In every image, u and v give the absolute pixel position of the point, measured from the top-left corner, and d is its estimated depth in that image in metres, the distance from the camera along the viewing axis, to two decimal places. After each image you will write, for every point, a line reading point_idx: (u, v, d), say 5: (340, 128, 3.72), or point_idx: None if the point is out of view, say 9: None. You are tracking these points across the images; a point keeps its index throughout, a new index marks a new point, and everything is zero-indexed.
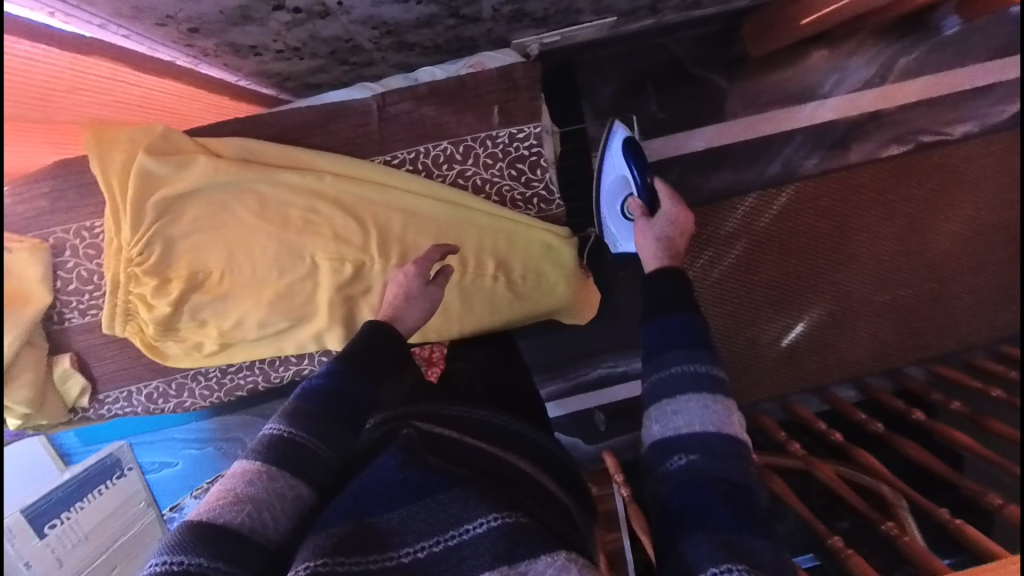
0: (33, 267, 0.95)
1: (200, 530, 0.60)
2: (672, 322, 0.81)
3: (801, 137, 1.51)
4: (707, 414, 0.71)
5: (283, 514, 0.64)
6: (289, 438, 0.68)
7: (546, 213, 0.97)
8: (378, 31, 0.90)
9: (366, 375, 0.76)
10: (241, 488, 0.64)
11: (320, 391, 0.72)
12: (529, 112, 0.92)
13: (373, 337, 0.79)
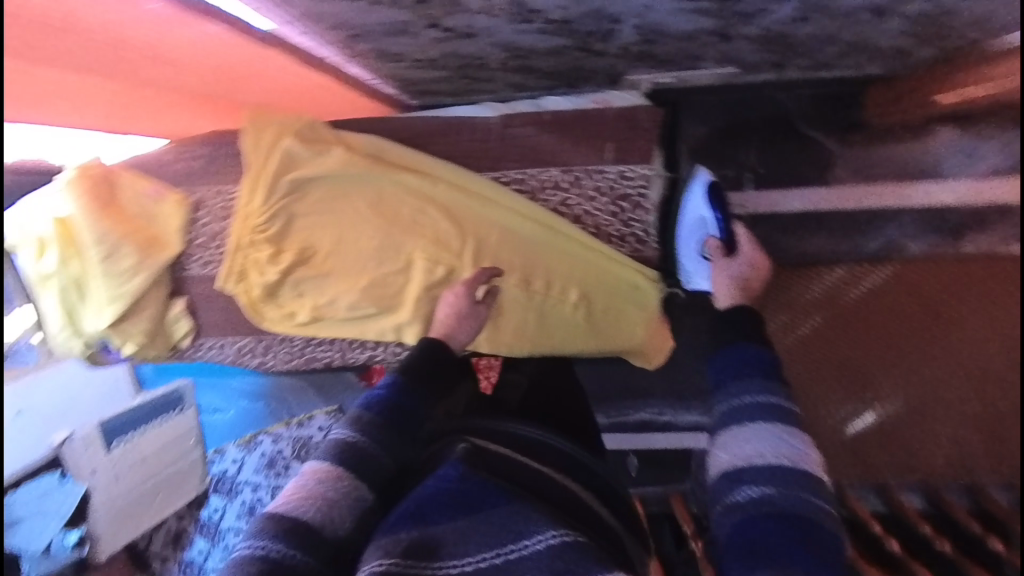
0: (177, 215, 0.87)
1: (277, 526, 0.66)
2: (745, 356, 0.80)
3: (907, 217, 1.38)
4: (781, 447, 0.69)
5: (346, 510, 0.69)
6: (357, 445, 0.73)
7: (640, 253, 0.89)
8: (512, 53, 0.94)
9: (421, 389, 0.81)
10: (309, 488, 0.70)
11: (386, 404, 0.78)
12: (647, 151, 0.83)
13: (432, 357, 0.83)
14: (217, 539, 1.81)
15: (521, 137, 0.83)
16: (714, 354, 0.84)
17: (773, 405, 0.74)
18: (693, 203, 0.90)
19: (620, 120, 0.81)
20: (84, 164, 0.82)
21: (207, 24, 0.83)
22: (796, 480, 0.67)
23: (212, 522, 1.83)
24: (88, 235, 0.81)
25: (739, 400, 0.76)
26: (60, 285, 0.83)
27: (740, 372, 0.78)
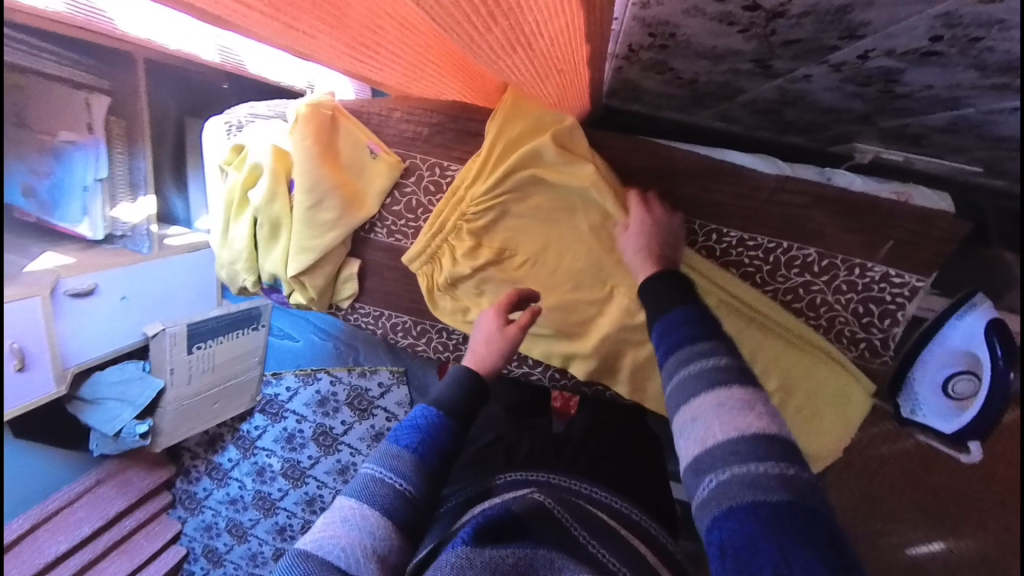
0: (385, 178, 0.80)
1: (320, 568, 0.55)
2: (673, 318, 0.57)
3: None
4: (725, 412, 0.47)
5: (382, 560, 0.57)
6: (397, 490, 0.61)
7: (863, 363, 0.78)
8: (783, 99, 0.82)
9: (456, 419, 0.69)
10: (346, 529, 0.58)
11: (426, 439, 0.66)
12: (927, 262, 0.71)
13: (469, 385, 0.71)
14: (248, 454, 1.87)
15: (789, 206, 0.72)
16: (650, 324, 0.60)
17: (722, 367, 0.51)
18: (951, 332, 0.72)
19: (915, 221, 0.70)
20: (316, 103, 0.75)
21: (546, 33, 0.53)
22: (760, 459, 0.44)
23: (249, 437, 1.89)
24: (303, 178, 0.74)
25: (683, 362, 0.53)
26: (258, 219, 0.78)
27: (676, 328, 0.56)
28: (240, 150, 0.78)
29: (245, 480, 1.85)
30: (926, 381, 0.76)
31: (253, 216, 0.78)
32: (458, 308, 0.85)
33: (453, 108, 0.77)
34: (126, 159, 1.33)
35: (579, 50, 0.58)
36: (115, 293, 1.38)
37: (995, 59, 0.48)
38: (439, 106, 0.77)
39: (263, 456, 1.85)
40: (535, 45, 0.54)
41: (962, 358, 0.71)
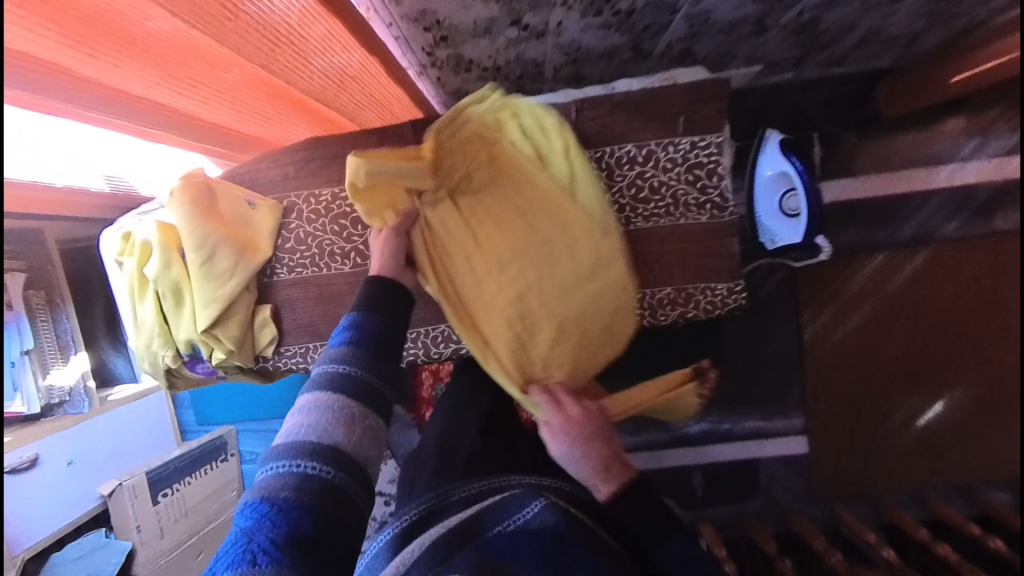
0: (269, 221, 0.90)
1: (300, 452, 0.61)
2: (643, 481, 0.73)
3: (937, 200, 1.44)
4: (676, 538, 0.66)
5: (354, 442, 0.64)
6: (348, 378, 0.68)
7: (717, 220, 0.88)
8: (570, 58, 1.02)
9: (394, 319, 0.77)
10: (314, 413, 0.65)
11: (364, 336, 0.72)
12: (716, 122, 0.86)
13: (385, 287, 0.79)
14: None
15: (594, 120, 0.88)
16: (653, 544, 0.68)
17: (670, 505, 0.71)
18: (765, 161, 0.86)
19: (691, 92, 0.86)
20: (186, 176, 0.85)
21: None
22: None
23: None
24: (191, 238, 0.83)
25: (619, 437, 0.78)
26: (160, 291, 0.84)
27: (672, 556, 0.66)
28: (128, 238, 0.85)
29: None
30: (769, 213, 0.86)
31: (155, 291, 0.85)
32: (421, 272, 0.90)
33: (308, 143, 0.90)
34: (52, 324, 1.37)
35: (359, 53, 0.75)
36: (60, 459, 1.33)
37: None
38: (295, 148, 0.91)
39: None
40: (306, 51, 0.70)
41: (782, 180, 0.84)
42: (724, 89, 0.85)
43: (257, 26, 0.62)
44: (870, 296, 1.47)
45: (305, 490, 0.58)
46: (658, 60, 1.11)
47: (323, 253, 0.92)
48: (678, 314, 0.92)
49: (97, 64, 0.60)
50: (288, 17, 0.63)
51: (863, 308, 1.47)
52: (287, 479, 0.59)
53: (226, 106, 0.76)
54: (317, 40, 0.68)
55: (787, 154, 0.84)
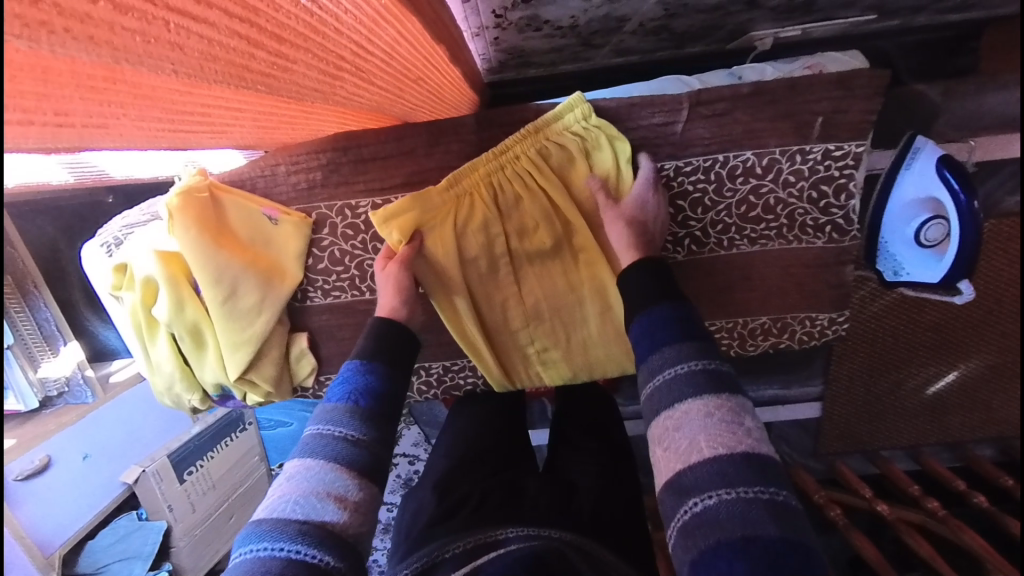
0: (296, 240, 0.72)
1: (284, 532, 0.47)
2: (655, 317, 0.57)
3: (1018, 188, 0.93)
4: (711, 427, 0.47)
5: (350, 521, 0.50)
6: (346, 438, 0.55)
7: (835, 245, 0.76)
8: (666, 11, 0.78)
9: (399, 369, 0.63)
10: (306, 480, 0.51)
11: (363, 388, 0.59)
12: (861, 126, 0.69)
13: (388, 329, 0.65)
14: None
15: (711, 117, 0.69)
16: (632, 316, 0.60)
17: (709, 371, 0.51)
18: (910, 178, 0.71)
19: (837, 84, 0.67)
20: (186, 190, 0.65)
21: None
22: (734, 475, 0.44)
23: None
24: (206, 275, 0.66)
25: (663, 367, 0.54)
26: (176, 334, 0.69)
27: (658, 320, 0.57)
28: (124, 270, 0.68)
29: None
30: (897, 238, 0.74)
31: (169, 332, 0.70)
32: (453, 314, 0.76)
33: (337, 138, 0.69)
34: (28, 313, 1.17)
35: (430, 46, 0.51)
36: (75, 455, 1.27)
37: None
38: (321, 143, 0.70)
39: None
40: (377, 70, 0.46)
41: (924, 204, 0.70)
42: (880, 83, 0.66)
43: (314, 63, 0.39)
44: None
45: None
46: (764, 9, 0.88)
47: (365, 275, 0.77)
48: (769, 344, 0.83)
49: (77, 126, 0.39)
50: (356, 38, 0.39)
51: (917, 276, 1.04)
52: (267, 566, 0.44)
53: (248, 130, 0.54)
54: (385, 52, 0.44)
55: (941, 173, 0.68)
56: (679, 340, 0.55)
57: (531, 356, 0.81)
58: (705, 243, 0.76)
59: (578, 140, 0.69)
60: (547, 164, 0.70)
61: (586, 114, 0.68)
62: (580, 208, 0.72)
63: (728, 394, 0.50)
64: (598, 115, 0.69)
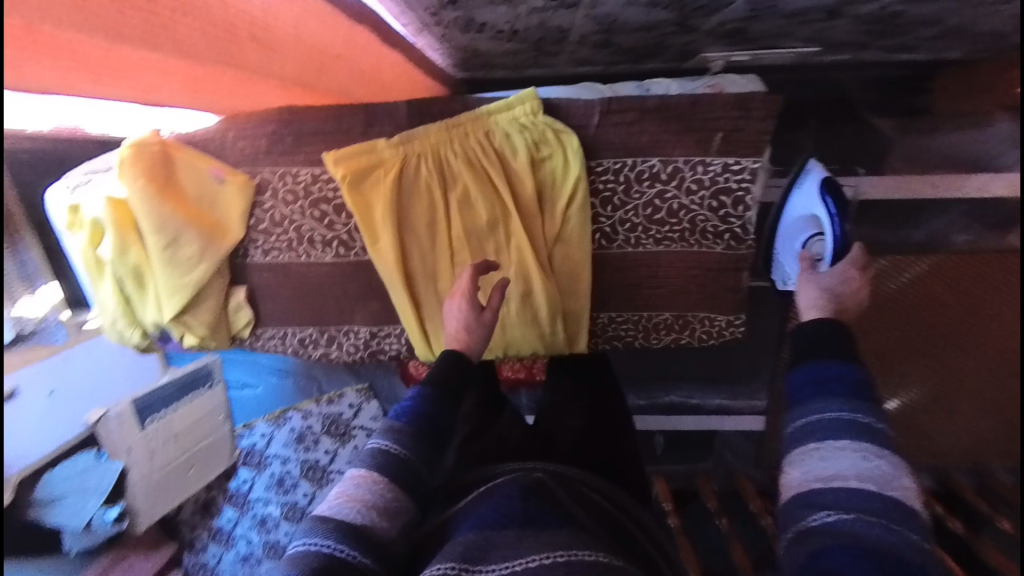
0: (239, 201, 0.80)
1: (332, 532, 0.57)
2: (827, 368, 0.59)
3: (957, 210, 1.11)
4: (864, 467, 0.50)
5: (390, 520, 0.60)
6: (396, 457, 0.64)
7: (732, 253, 0.83)
8: (603, 26, 0.85)
9: (451, 398, 0.73)
10: (357, 490, 0.61)
11: (418, 415, 0.69)
12: (756, 145, 0.75)
13: (451, 364, 0.75)
14: (246, 509, 1.83)
15: (621, 124, 0.75)
16: (791, 367, 0.63)
17: (857, 422, 0.53)
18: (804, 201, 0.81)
19: (735, 105, 0.74)
20: (138, 145, 0.73)
21: None
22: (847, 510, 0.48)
23: (241, 493, 1.85)
24: (149, 221, 0.74)
25: (815, 410, 0.56)
26: (120, 274, 0.77)
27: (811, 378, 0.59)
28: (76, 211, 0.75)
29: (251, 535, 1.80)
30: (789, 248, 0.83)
31: (113, 273, 0.77)
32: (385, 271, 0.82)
33: (282, 114, 0.77)
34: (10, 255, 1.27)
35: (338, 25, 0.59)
36: (41, 389, 1.33)
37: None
38: (269, 115, 0.77)
39: (261, 506, 1.82)
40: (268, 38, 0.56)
41: (808, 222, 0.79)
42: (773, 107, 0.73)
43: (188, 19, 0.48)
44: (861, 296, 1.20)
45: (331, 575, 0.53)
46: (704, 34, 0.94)
47: (302, 239, 0.84)
48: (670, 340, 0.90)
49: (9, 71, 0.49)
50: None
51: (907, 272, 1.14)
52: (319, 559, 0.54)
53: (177, 88, 0.62)
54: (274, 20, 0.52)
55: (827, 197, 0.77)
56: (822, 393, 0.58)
57: None
58: (614, 240, 0.83)
59: (525, 133, 0.74)
60: (494, 145, 0.75)
61: (535, 110, 0.73)
62: (515, 192, 0.77)
63: (874, 444, 0.52)
64: (547, 112, 0.74)
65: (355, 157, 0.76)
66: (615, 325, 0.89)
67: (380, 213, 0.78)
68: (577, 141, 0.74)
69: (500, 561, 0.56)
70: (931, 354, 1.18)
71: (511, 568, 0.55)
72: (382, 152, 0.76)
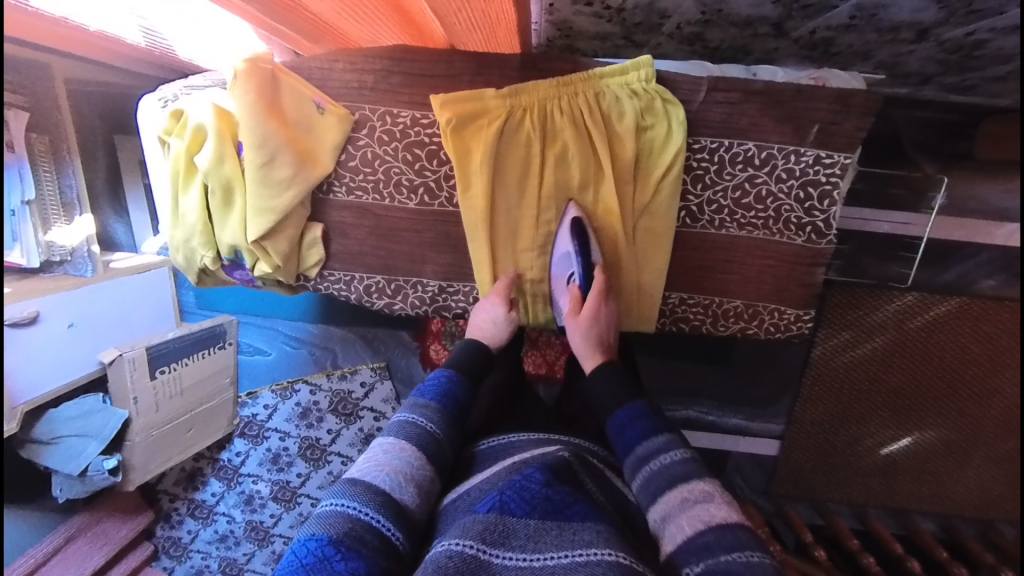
0: (336, 132, 0.79)
1: (361, 492, 0.59)
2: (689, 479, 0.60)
3: (987, 255, 1.26)
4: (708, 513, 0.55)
5: (413, 487, 0.62)
6: (426, 431, 0.70)
7: (811, 246, 0.84)
8: (704, 16, 0.88)
9: (475, 385, 0.80)
10: (390, 458, 0.64)
11: (448, 395, 0.76)
12: (850, 142, 0.78)
13: (477, 355, 0.83)
14: (233, 484, 1.66)
15: (724, 104, 0.78)
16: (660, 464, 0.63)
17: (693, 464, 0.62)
18: (560, 236, 0.83)
19: (836, 101, 0.77)
20: (252, 58, 0.72)
21: None
22: (731, 541, 0.52)
23: (231, 465, 1.68)
24: (250, 137, 0.73)
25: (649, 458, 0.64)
26: (208, 186, 0.75)
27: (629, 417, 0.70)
28: (178, 117, 0.75)
29: (233, 513, 1.62)
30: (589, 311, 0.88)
31: (203, 183, 0.76)
32: (470, 222, 0.82)
33: (394, 52, 0.78)
34: (55, 177, 1.22)
35: None
36: (61, 320, 1.26)
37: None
38: (381, 52, 0.78)
39: (249, 482, 1.65)
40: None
41: (566, 259, 0.83)
42: (871, 105, 0.76)
43: None
44: (884, 331, 1.37)
45: (367, 541, 0.54)
46: (788, 41, 0.97)
47: (389, 181, 0.84)
48: (738, 328, 0.90)
49: None
50: None
51: (874, 341, 1.38)
52: (353, 522, 0.55)
53: None
54: None
55: (573, 239, 0.80)
56: (660, 433, 0.67)
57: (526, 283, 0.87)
58: (698, 219, 0.84)
59: (634, 98, 0.76)
60: (600, 108, 0.77)
61: (648, 77, 0.75)
62: (612, 157, 0.79)
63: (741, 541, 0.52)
64: (657, 82, 0.76)
65: (462, 102, 0.76)
66: (688, 308, 0.89)
67: (478, 161, 0.79)
68: (683, 114, 0.76)
69: (518, 547, 0.54)
70: (927, 397, 1.37)
71: (531, 559, 0.54)
72: (489, 100, 0.76)
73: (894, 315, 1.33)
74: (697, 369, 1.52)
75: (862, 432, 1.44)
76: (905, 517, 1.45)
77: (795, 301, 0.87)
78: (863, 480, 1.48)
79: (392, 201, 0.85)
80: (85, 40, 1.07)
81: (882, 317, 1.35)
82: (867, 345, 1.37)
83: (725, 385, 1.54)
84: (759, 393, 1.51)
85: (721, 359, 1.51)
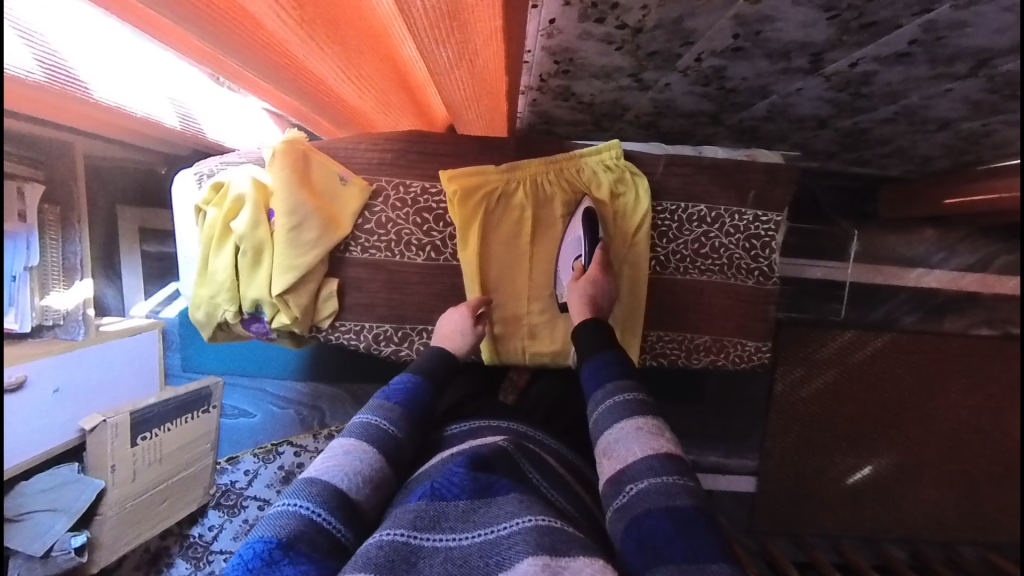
0: (356, 200, 0.92)
1: (314, 493, 0.60)
2: (621, 399, 0.69)
3: (903, 295, 1.48)
4: (641, 437, 0.63)
5: (365, 484, 0.64)
6: (386, 429, 0.72)
7: (761, 287, 1.00)
8: (657, 109, 1.09)
9: (438, 391, 0.84)
10: (350, 459, 0.66)
11: (411, 397, 0.78)
12: (781, 204, 0.98)
13: (444, 358, 0.87)
14: (202, 565, 1.52)
15: (679, 175, 0.97)
16: (606, 382, 0.73)
17: (637, 400, 0.68)
18: (573, 223, 0.94)
19: (764, 173, 0.97)
20: (292, 140, 0.86)
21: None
22: (673, 468, 0.58)
23: (202, 541, 1.55)
24: (283, 206, 0.85)
25: (607, 395, 0.71)
26: (241, 247, 0.86)
27: (602, 365, 0.75)
28: (219, 190, 0.88)
29: None
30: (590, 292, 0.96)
31: (235, 245, 0.87)
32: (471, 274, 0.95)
33: (411, 136, 0.94)
34: (61, 244, 1.27)
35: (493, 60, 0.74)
36: (47, 385, 1.22)
37: (775, 46, 0.76)
38: (399, 137, 0.94)
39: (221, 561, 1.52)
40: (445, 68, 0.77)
41: (575, 244, 0.93)
42: (793, 177, 0.97)
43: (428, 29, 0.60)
44: (831, 365, 1.54)
45: (316, 543, 0.54)
46: (723, 127, 1.20)
47: (400, 241, 0.95)
48: (709, 360, 1.03)
49: (256, 39, 0.62)
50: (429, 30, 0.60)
51: (826, 376, 1.54)
52: (304, 525, 0.56)
53: (351, 81, 0.77)
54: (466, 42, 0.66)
55: (584, 226, 0.91)
56: (624, 379, 0.73)
57: (525, 328, 0.99)
58: (667, 267, 0.99)
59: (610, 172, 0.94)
60: (581, 179, 0.95)
61: (618, 156, 0.94)
62: (591, 217, 0.95)
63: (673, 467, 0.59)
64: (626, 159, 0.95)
65: (464, 177, 0.92)
66: (664, 345, 1.02)
67: (479, 222, 0.93)
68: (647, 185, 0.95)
69: (448, 528, 0.57)
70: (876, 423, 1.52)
71: (458, 539, 0.56)
72: (490, 174, 0.93)
73: (835, 350, 1.51)
74: (677, 412, 1.60)
75: (826, 462, 1.55)
76: (876, 547, 1.50)
77: (752, 335, 1.02)
78: (837, 510, 1.57)
79: (404, 258, 0.95)
80: (107, 122, 1.17)
81: (827, 353, 1.53)
82: (819, 379, 1.53)
83: (702, 426, 1.64)
84: (734, 429, 1.61)
85: (697, 400, 1.61)
